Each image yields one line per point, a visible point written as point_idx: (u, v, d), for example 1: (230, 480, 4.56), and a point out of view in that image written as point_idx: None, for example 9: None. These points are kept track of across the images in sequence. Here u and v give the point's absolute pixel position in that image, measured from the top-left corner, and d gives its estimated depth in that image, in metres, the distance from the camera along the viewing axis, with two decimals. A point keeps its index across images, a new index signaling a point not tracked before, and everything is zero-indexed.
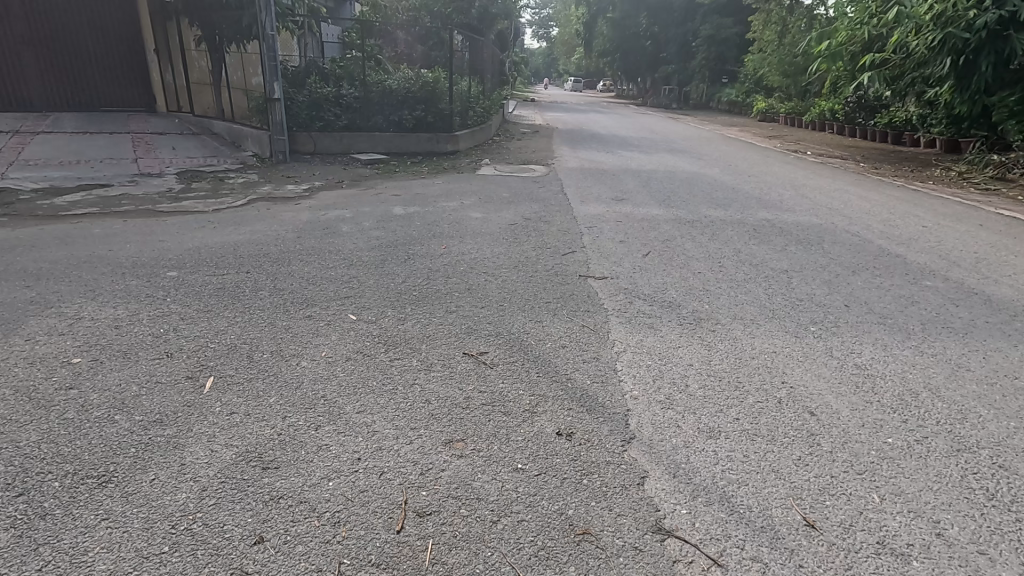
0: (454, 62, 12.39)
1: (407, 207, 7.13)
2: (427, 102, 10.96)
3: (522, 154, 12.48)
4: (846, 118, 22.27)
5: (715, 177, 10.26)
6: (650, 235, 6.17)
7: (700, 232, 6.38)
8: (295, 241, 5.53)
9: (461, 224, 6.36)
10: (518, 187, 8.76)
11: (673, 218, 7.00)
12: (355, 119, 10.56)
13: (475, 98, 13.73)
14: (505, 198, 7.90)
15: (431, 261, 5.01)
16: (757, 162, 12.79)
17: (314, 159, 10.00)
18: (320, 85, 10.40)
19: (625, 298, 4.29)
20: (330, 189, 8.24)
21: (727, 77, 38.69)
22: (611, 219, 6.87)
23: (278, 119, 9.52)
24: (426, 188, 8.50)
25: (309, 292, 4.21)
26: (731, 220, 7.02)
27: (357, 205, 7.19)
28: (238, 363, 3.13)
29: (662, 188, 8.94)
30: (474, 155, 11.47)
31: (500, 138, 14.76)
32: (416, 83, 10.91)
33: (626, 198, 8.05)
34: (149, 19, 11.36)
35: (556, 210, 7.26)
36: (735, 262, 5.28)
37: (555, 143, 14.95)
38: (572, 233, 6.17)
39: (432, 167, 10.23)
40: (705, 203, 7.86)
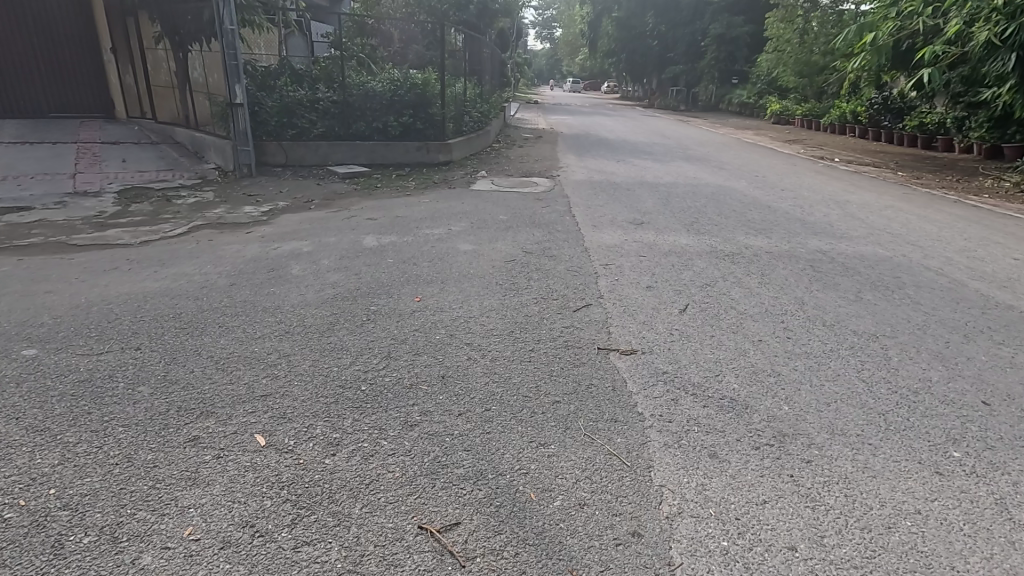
0: (449, 60, 11.11)
1: (382, 235, 5.88)
2: (416, 106, 9.70)
3: (523, 163, 11.20)
4: (870, 121, 20.94)
5: (744, 191, 8.95)
6: (684, 276, 4.88)
7: (744, 270, 5.10)
8: (223, 290, 4.26)
9: (444, 261, 5.10)
10: (518, 206, 7.48)
11: (707, 249, 5.70)
12: (333, 127, 9.31)
13: (472, 101, 12.45)
14: (502, 221, 6.64)
15: (396, 325, 3.72)
16: (785, 172, 11.45)
17: (284, 172, 8.74)
18: (294, 87, 9.16)
19: (666, 393, 3.00)
20: (295, 211, 6.98)
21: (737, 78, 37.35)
22: (632, 251, 5.57)
23: (242, 127, 8.28)
24: (409, 207, 7.27)
25: (210, 385, 2.93)
26: (779, 252, 5.71)
27: (321, 232, 5.94)
28: (31, 561, 1.85)
29: (685, 207, 7.63)
30: (469, 166, 10.19)
31: (500, 145, 13.48)
32: (404, 85, 9.65)
33: (645, 220, 6.75)
34: (106, 16, 10.18)
35: (563, 238, 6.00)
36: (800, 320, 4.00)
37: (561, 151, 13.66)
38: (585, 273, 4.88)
39: (422, 181, 8.98)
40: (740, 227, 6.56)
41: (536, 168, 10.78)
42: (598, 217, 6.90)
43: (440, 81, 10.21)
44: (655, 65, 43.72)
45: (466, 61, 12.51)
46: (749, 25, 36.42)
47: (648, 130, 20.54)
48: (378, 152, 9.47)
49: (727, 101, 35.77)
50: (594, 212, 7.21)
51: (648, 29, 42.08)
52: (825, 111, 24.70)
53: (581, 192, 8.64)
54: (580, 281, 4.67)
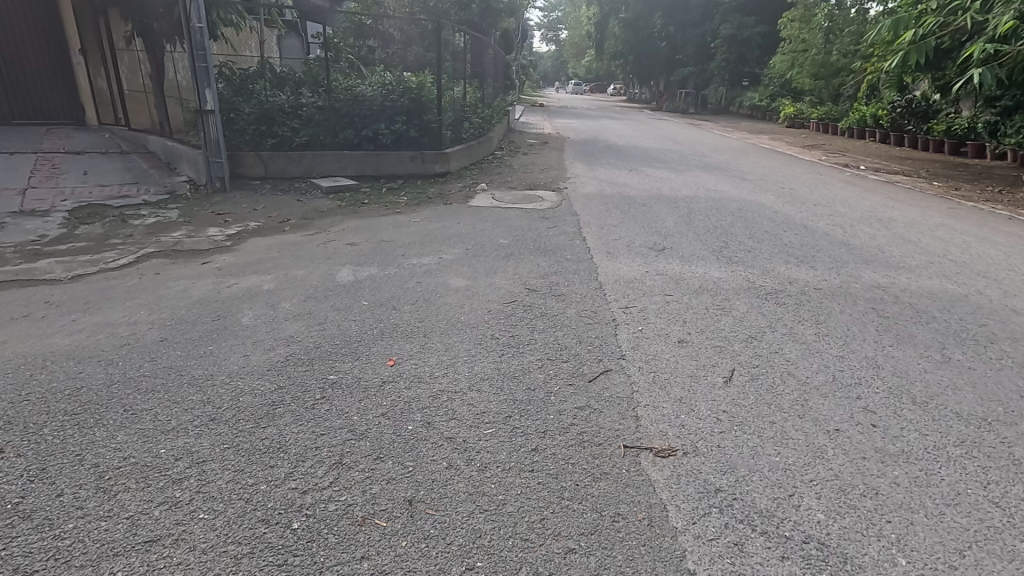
0: (448, 61, 10.24)
1: (361, 267, 5.02)
2: (410, 112, 8.86)
3: (527, 174, 10.32)
4: (893, 125, 19.96)
5: (773, 207, 8.06)
6: (722, 324, 4.01)
7: (793, 314, 4.22)
8: (148, 348, 3.40)
9: (431, 303, 4.25)
10: (520, 226, 6.64)
11: (744, 284, 4.82)
12: (318, 135, 8.48)
13: (474, 105, 11.59)
14: (502, 247, 5.77)
15: (355, 409, 2.85)
16: (812, 182, 10.54)
17: (263, 186, 7.92)
18: (275, 92, 8.32)
19: (722, 533, 2.12)
20: (267, 233, 6.14)
21: (749, 79, 36.36)
22: (656, 287, 4.70)
23: (214, 136, 7.44)
24: (397, 227, 6.43)
25: (76, 522, 2.06)
26: (829, 287, 4.83)
27: (290, 263, 5.09)
28: None
29: (710, 227, 6.76)
30: (469, 177, 9.34)
31: (503, 153, 12.64)
32: (396, 89, 8.79)
33: (667, 245, 5.88)
34: (73, 13, 9.39)
35: (575, 269, 5.13)
36: (878, 393, 3.11)
37: (568, 158, 12.80)
38: (602, 320, 4.02)
39: (415, 196, 8.12)
40: (777, 254, 5.68)
41: (541, 179, 9.91)
42: (611, 241, 6.04)
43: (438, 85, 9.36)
44: (664, 66, 42.78)
45: (467, 62, 11.64)
46: (760, 25, 35.43)
47: (659, 135, 19.67)
48: (367, 163, 8.63)
49: (738, 103, 34.78)
50: (607, 234, 6.34)
51: (657, 30, 41.15)
52: (843, 114, 23.72)
53: (590, 207, 7.78)
54: (595, 333, 3.80)
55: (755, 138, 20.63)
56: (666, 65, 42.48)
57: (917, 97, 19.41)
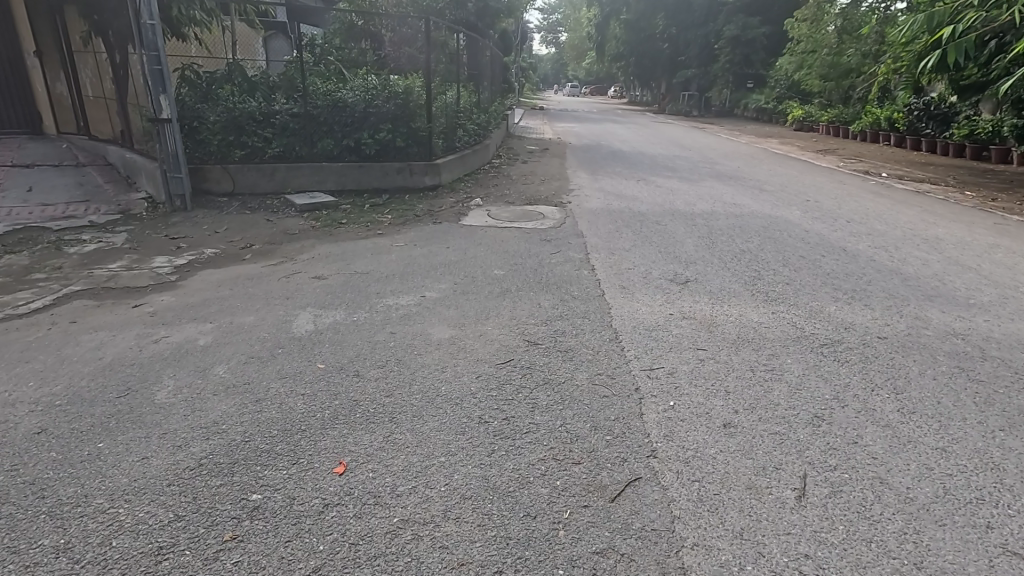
0: (440, 63, 9.37)
1: (325, 311, 4.15)
2: (396, 119, 8.00)
3: (527, 185, 9.46)
4: (910, 129, 19.10)
5: (803, 225, 7.19)
6: (774, 393, 3.16)
7: (861, 377, 3.35)
8: (14, 447, 2.53)
9: (405, 365, 3.38)
10: (519, 251, 5.77)
11: (790, 331, 3.97)
12: (294, 146, 7.62)
13: (469, 111, 10.73)
14: (497, 279, 4.91)
15: (275, 565, 1.96)
16: (838, 193, 9.66)
17: (230, 203, 7.07)
18: (245, 98, 7.46)
19: None
20: (225, 262, 5.28)
21: (754, 81, 35.55)
22: (684, 336, 3.85)
23: (172, 148, 6.58)
24: (376, 255, 5.58)
25: None
26: (895, 334, 3.97)
27: (239, 306, 4.22)
28: None
29: (737, 251, 5.92)
30: (462, 191, 8.47)
31: (502, 161, 11.80)
32: (381, 94, 7.93)
33: (691, 277, 5.03)
34: (26, 13, 8.61)
35: (584, 310, 4.27)
36: (1013, 516, 2.25)
37: (572, 167, 11.96)
38: (622, 389, 3.17)
39: (401, 213, 7.26)
40: (821, 288, 4.83)
41: (543, 191, 9.06)
42: (625, 272, 5.18)
43: (427, 89, 8.50)
44: (666, 68, 41.95)
45: (461, 64, 10.76)
46: (765, 26, 34.58)
47: (665, 139, 18.83)
48: (349, 177, 7.78)
49: (743, 105, 33.93)
50: (619, 261, 5.48)
51: (659, 31, 40.33)
52: (855, 117, 22.86)
53: (598, 226, 6.92)
54: (613, 413, 2.93)
55: (765, 142, 19.76)
56: (668, 67, 41.70)
57: (935, 99, 18.54)
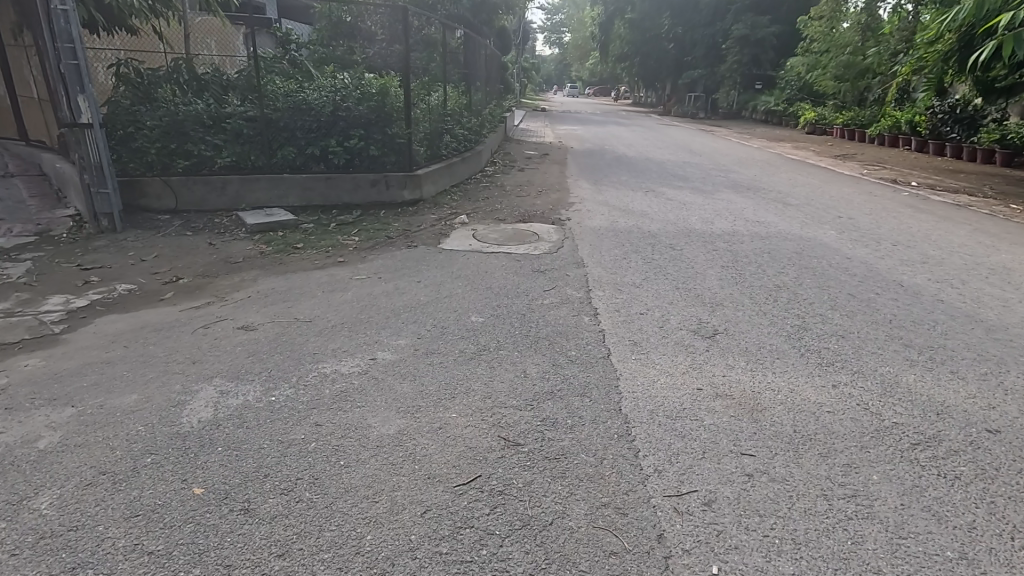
0: (425, 60, 8.32)
1: (236, 386, 3.11)
2: (369, 124, 6.98)
3: (522, 198, 8.43)
4: (933, 132, 17.99)
5: (843, 250, 6.12)
6: (866, 544, 2.11)
7: (989, 511, 2.29)
8: None
9: (321, 490, 2.33)
10: (505, 287, 4.74)
11: (865, 420, 2.91)
12: (249, 155, 6.59)
13: (458, 113, 9.68)
14: (472, 331, 3.87)
15: None
16: (871, 208, 8.58)
17: (170, 223, 6.05)
18: (191, 99, 6.42)
19: None
20: (137, 304, 4.25)
21: (762, 83, 34.45)
22: (721, 430, 2.80)
23: (96, 158, 5.55)
24: (328, 293, 4.54)
25: None
26: (1009, 423, 2.90)
27: (125, 376, 3.17)
28: None
29: (772, 287, 4.86)
30: (446, 206, 7.43)
31: (497, 170, 10.76)
32: (352, 95, 6.90)
33: (721, 328, 3.98)
34: None
35: (582, 383, 3.22)
36: None
37: (573, 175, 10.91)
38: (639, 537, 2.12)
39: (372, 234, 6.22)
40: (889, 346, 3.76)
41: (539, 205, 8.02)
42: (636, 319, 4.12)
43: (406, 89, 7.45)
44: (671, 68, 40.83)
45: (450, 62, 9.68)
46: (774, 25, 33.43)
47: (673, 144, 17.75)
48: (314, 190, 6.75)
49: (751, 107, 32.81)
50: (628, 303, 4.44)
51: (664, 31, 39.24)
52: (872, 120, 21.74)
53: (600, 250, 5.89)
54: None
55: (779, 147, 18.68)
56: (674, 68, 40.62)
57: (961, 101, 17.43)
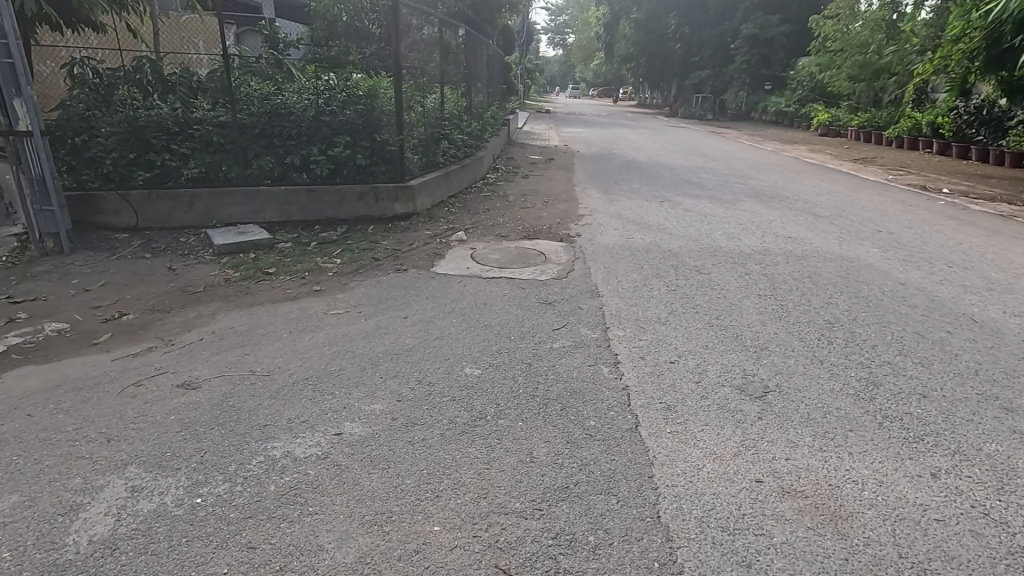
0: (421, 59, 7.60)
1: (153, 478, 2.39)
2: (355, 131, 6.27)
3: (526, 210, 7.69)
4: (957, 135, 17.19)
5: (893, 273, 5.36)
6: None
7: None
8: None
9: None
10: (506, 324, 4.01)
11: (992, 535, 2.16)
12: (220, 166, 5.89)
13: (457, 116, 8.95)
14: (465, 390, 3.14)
15: None
16: (910, 220, 7.79)
17: (128, 243, 5.35)
18: (154, 102, 5.71)
19: None
20: (65, 349, 3.54)
21: (773, 83, 33.63)
22: (799, 554, 2.07)
23: (38, 171, 4.85)
24: (296, 333, 3.83)
25: None
26: None
27: (12, 464, 2.45)
28: None
29: (823, 325, 4.11)
30: (442, 220, 6.71)
31: (499, 177, 10.04)
32: (336, 98, 6.20)
33: (771, 385, 3.25)
34: None
35: (605, 474, 2.48)
36: None
37: (581, 183, 10.19)
38: None
39: (357, 254, 5.51)
40: (986, 411, 3.01)
41: (544, 218, 7.29)
42: (666, 372, 3.39)
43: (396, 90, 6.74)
44: (678, 69, 40.04)
45: (449, 61, 8.95)
46: (785, 24, 32.57)
47: (685, 147, 17.03)
48: (293, 204, 6.04)
49: (761, 108, 31.96)
50: (654, 347, 3.70)
51: (671, 30, 38.43)
52: (890, 121, 20.94)
53: (616, 275, 5.16)
54: None
55: (795, 151, 17.91)
56: (681, 68, 39.85)
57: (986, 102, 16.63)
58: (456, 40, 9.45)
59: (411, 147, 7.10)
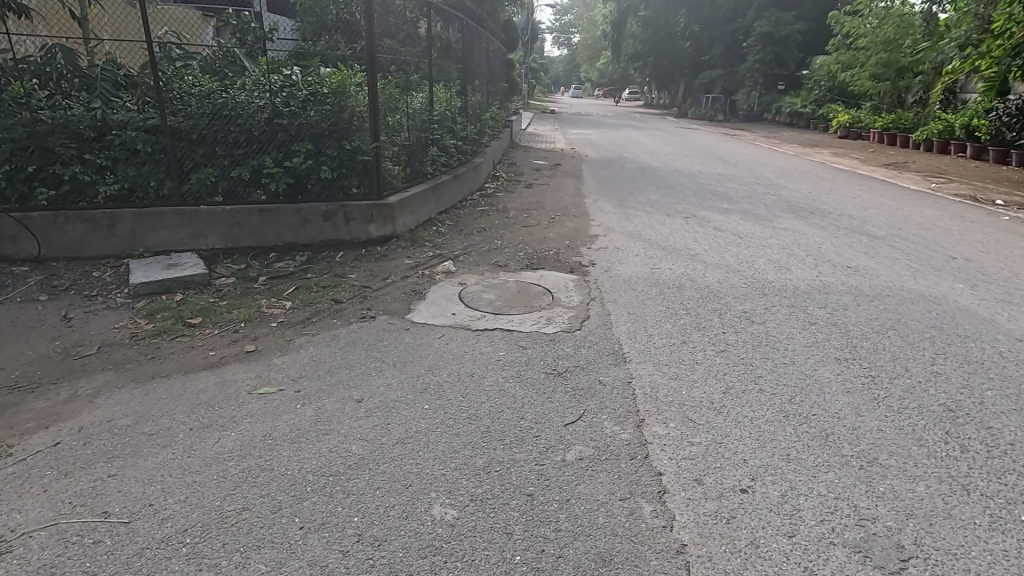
0: (406, 49, 6.46)
1: None
2: (319, 137, 5.16)
3: (528, 229, 6.55)
4: (994, 138, 15.97)
5: (998, 320, 4.20)
6: None
7: None
8: None
9: None
10: (499, 413, 2.88)
11: None
12: (150, 181, 4.77)
13: (451, 118, 7.81)
14: (429, 555, 2.00)
15: None
16: (982, 242, 6.61)
17: (24, 279, 4.24)
18: (65, 101, 4.58)
19: None
20: None
21: (787, 83, 32.37)
22: None
23: None
24: (195, 433, 2.66)
25: None
26: None
27: None
28: None
29: (943, 414, 2.95)
30: (428, 245, 5.58)
31: (499, 187, 8.92)
32: (296, 97, 5.07)
33: (908, 541, 2.10)
34: None
35: None
36: None
37: (592, 193, 9.06)
38: None
39: (315, 293, 4.39)
40: None
41: (551, 240, 6.15)
42: (735, 512, 2.24)
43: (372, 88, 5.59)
44: (688, 68, 38.83)
45: (442, 54, 7.81)
46: (800, 22, 31.32)
47: (701, 151, 15.84)
48: (241, 227, 4.95)
49: (775, 109, 30.72)
50: (711, 459, 2.55)
51: (680, 28, 37.22)
52: (917, 123, 19.72)
53: (643, 324, 4.02)
54: None
55: (818, 155, 16.72)
56: (691, 67, 38.64)
57: None
58: (450, 31, 8.30)
59: (391, 156, 5.98)
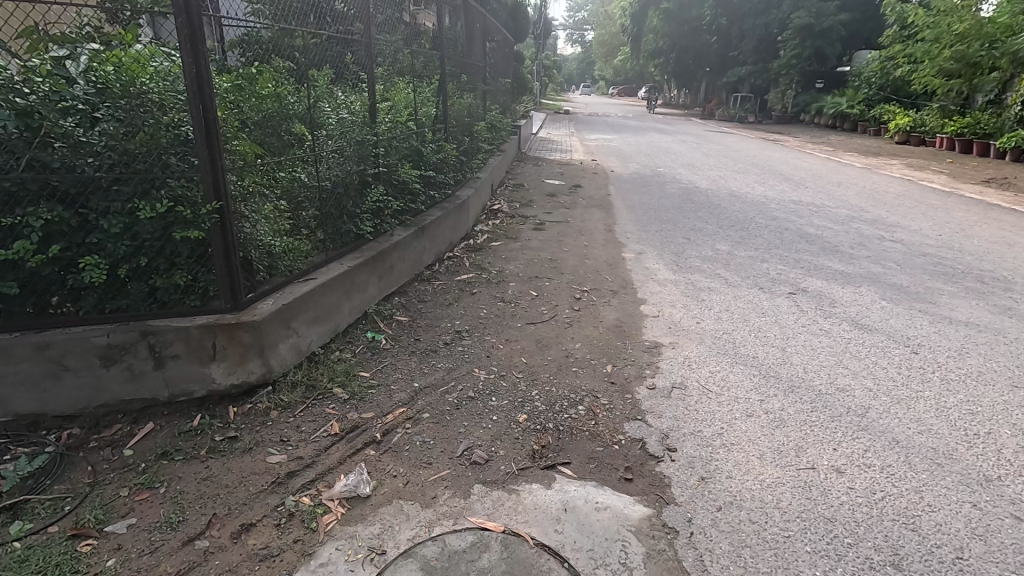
0: (323, 18, 3.68)
1: None
2: (84, 192, 2.36)
3: (533, 329, 3.79)
4: None
5: None
6: None
7: None
8: None
9: None
10: None
11: None
12: None
13: (421, 133, 5.03)
14: None
15: None
16: None
17: None
18: None
19: None
20: None
21: (826, 81, 29.25)
22: None
23: None
24: None
25: None
26: None
27: None
28: None
29: None
30: (334, 399, 2.83)
31: (497, 230, 6.19)
32: (20, 103, 2.22)
33: None
34: None
35: None
36: None
37: (629, 239, 6.27)
38: None
39: None
40: None
41: (576, 363, 3.37)
42: None
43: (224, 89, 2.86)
44: (714, 65, 35.80)
45: (408, 33, 5.03)
46: (842, 12, 28.04)
47: (750, 163, 12.98)
48: None
49: (814, 110, 27.66)
50: None
51: (706, 22, 34.18)
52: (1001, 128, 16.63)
53: None
54: None
55: (893, 168, 13.75)
56: (717, 64, 35.64)
57: None
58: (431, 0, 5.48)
59: (276, 217, 3.25)
